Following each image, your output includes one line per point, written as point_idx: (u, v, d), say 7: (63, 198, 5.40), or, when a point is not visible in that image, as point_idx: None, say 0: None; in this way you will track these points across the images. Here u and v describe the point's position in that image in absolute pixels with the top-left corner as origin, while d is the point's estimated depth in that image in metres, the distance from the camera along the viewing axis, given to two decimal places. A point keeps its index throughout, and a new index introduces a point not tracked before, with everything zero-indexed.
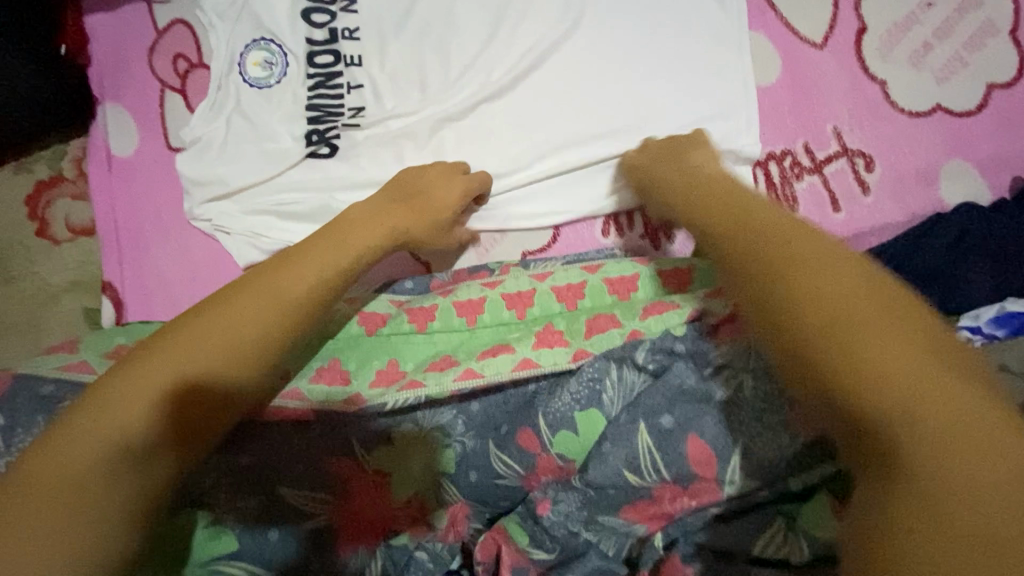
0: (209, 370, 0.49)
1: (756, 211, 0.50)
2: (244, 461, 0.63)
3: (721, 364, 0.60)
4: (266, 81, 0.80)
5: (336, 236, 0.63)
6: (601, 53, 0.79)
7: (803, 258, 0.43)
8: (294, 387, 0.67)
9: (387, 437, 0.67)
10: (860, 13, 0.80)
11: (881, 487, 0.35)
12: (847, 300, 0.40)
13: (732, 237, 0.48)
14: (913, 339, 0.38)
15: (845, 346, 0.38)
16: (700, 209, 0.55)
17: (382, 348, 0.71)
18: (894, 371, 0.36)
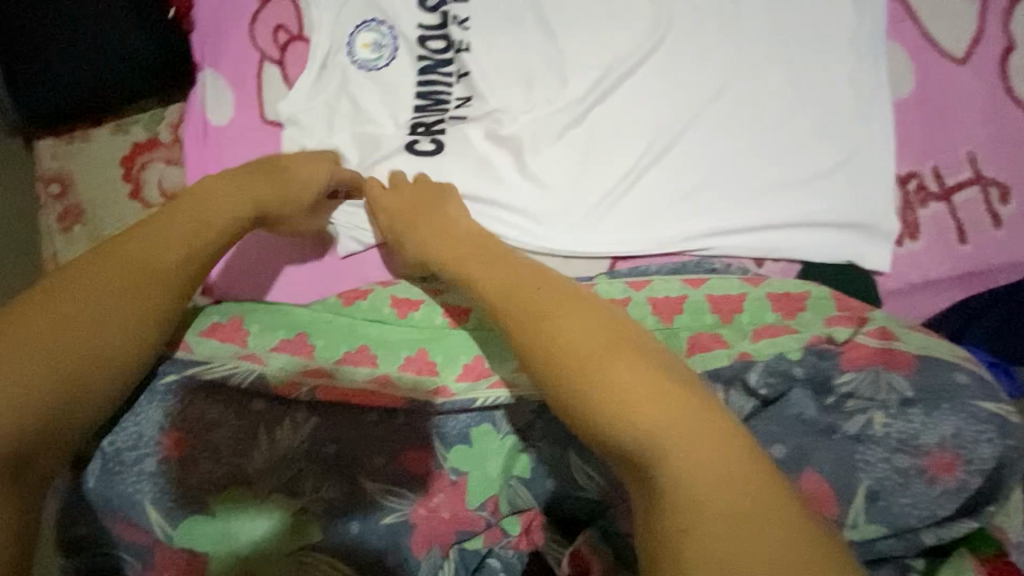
0: (72, 360, 0.49)
1: (540, 290, 0.51)
2: (326, 449, 0.61)
3: (847, 393, 0.53)
4: (375, 63, 0.79)
5: (191, 214, 0.60)
6: (717, 54, 0.75)
7: (583, 351, 0.45)
8: (383, 374, 0.65)
9: (466, 436, 0.65)
10: (1009, 29, 0.73)
11: (646, 511, 0.39)
12: (610, 380, 0.43)
13: (574, 361, 0.45)
14: (712, 440, 0.39)
15: (652, 446, 0.40)
16: (498, 294, 0.53)
17: (469, 343, 0.68)
18: (710, 486, 0.37)
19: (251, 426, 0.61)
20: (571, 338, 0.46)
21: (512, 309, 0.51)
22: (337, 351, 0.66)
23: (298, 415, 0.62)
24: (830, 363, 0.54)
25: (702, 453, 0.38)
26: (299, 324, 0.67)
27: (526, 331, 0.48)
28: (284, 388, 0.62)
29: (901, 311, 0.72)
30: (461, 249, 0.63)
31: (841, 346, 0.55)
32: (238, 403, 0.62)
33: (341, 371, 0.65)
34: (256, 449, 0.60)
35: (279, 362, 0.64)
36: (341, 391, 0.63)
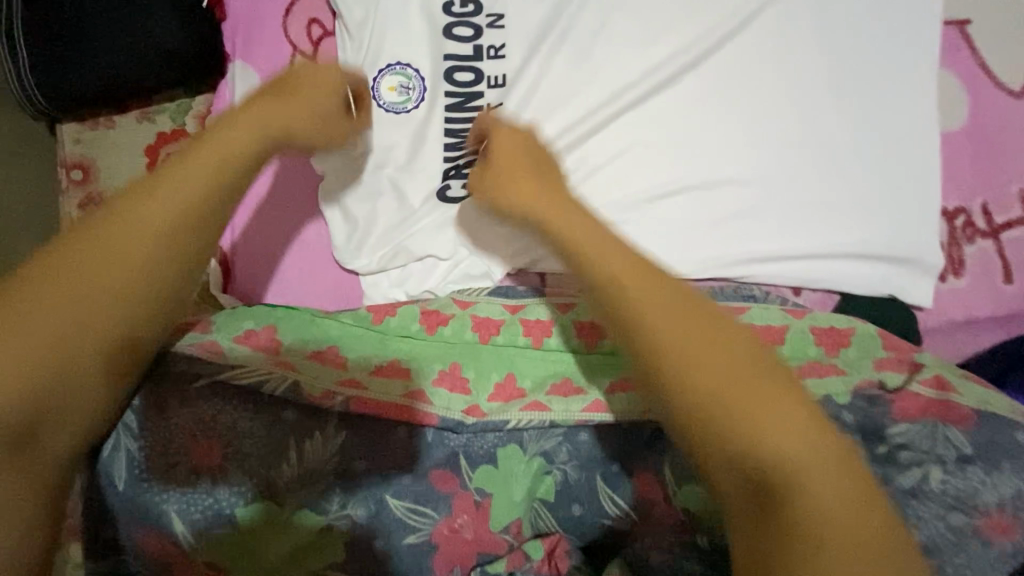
0: (94, 309, 0.46)
1: (673, 317, 0.51)
2: (356, 465, 0.60)
3: (900, 444, 0.53)
4: (404, 106, 0.75)
5: (206, 151, 0.52)
6: (769, 70, 0.73)
7: (721, 392, 0.48)
8: (418, 388, 0.63)
9: (492, 456, 0.63)
10: None
11: (754, 519, 0.46)
12: (751, 421, 0.47)
13: (715, 383, 0.48)
14: (826, 463, 0.46)
15: (777, 461, 0.45)
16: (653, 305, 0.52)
17: (501, 360, 0.68)
18: (827, 506, 0.44)
19: (281, 439, 0.59)
20: (703, 381, 0.49)
21: (670, 353, 0.50)
22: (369, 363, 0.64)
23: (327, 428, 0.60)
24: (881, 410, 0.55)
25: (826, 475, 0.45)
26: (328, 338, 0.65)
27: (700, 406, 0.48)
28: (319, 396, 0.60)
29: (941, 348, 0.70)
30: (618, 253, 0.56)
31: (892, 394, 0.57)
32: (269, 414, 0.60)
33: (375, 382, 0.63)
34: (285, 461, 0.59)
35: (312, 372, 0.62)
36: (374, 403, 0.61)
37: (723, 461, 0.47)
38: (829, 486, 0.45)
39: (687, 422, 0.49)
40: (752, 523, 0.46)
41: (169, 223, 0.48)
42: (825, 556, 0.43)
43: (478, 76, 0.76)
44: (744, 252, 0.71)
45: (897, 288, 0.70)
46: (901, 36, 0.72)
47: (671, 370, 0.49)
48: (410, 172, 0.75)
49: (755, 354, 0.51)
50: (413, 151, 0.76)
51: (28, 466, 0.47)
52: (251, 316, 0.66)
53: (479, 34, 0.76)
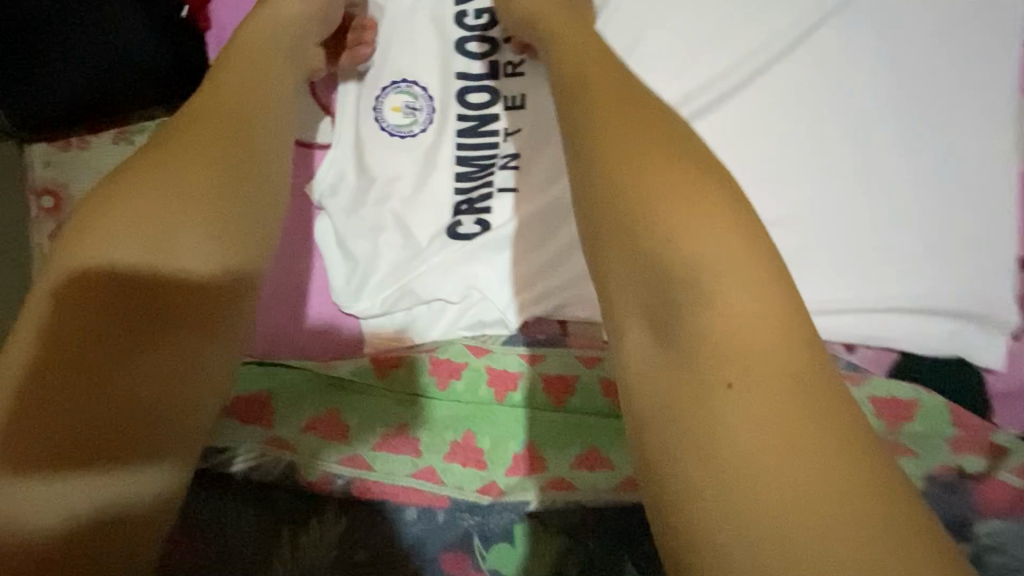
0: (157, 210, 0.41)
1: (654, 168, 0.40)
2: (361, 553, 0.53)
3: (991, 545, 0.50)
4: (408, 129, 0.67)
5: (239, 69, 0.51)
6: (830, 93, 0.63)
7: (697, 237, 0.37)
8: (428, 466, 0.57)
9: (509, 533, 0.56)
10: None
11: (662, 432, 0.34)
12: (710, 271, 0.36)
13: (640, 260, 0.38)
14: (793, 394, 0.33)
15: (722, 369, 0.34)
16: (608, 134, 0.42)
17: (520, 426, 0.59)
18: (764, 412, 0.32)
19: (275, 531, 0.53)
20: (684, 216, 0.38)
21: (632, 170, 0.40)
22: (373, 434, 0.58)
23: (326, 515, 0.54)
24: (971, 505, 0.52)
25: (778, 392, 0.33)
26: (330, 400, 0.58)
27: (643, 225, 0.38)
28: (317, 481, 0.54)
29: (1011, 418, 0.63)
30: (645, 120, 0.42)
31: (979, 480, 0.53)
32: (263, 502, 0.54)
33: (379, 460, 0.56)
34: (278, 559, 0.52)
35: (310, 450, 0.55)
36: (381, 489, 0.55)
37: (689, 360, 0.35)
38: (804, 433, 0.31)
39: (632, 234, 0.38)
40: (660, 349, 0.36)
41: (207, 131, 0.45)
42: (737, 402, 0.33)
43: (494, 96, 0.67)
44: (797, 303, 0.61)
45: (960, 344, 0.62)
46: (982, 56, 0.63)
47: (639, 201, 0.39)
48: (418, 204, 0.67)
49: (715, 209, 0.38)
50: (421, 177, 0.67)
51: (122, 423, 0.38)
52: (240, 381, 0.59)
53: (493, 52, 0.68)
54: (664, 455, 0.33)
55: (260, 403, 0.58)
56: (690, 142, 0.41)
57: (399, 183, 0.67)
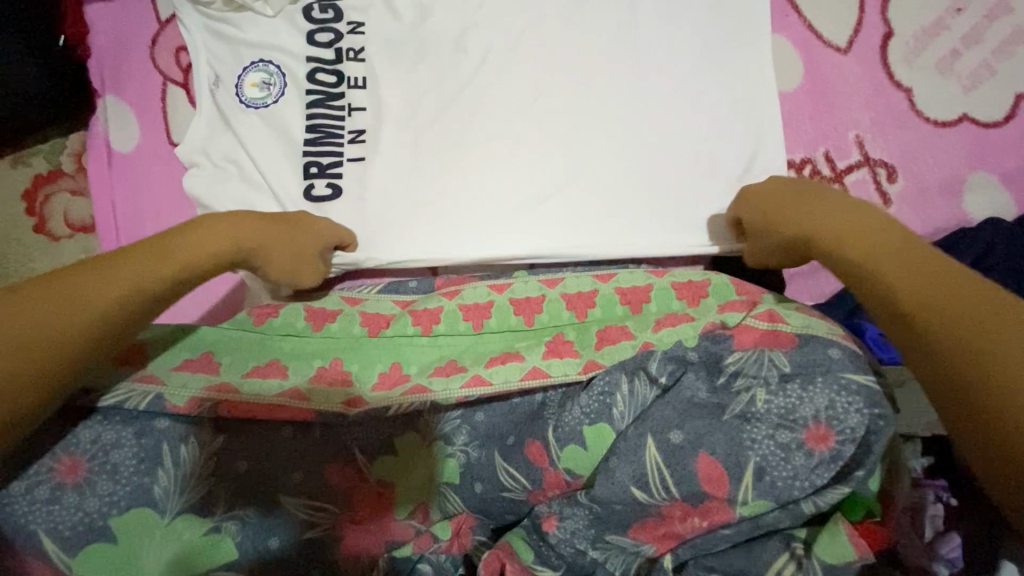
0: None
1: (878, 255, 0.52)
2: (240, 467, 0.61)
3: (734, 371, 0.58)
4: (263, 101, 0.79)
5: (195, 239, 0.61)
6: (614, 54, 0.79)
7: (930, 294, 0.46)
8: (293, 386, 0.64)
9: (388, 445, 0.64)
10: (887, 18, 0.77)
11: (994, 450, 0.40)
12: (917, 293, 0.47)
13: (891, 295, 0.49)
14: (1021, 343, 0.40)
15: (969, 356, 0.42)
16: (819, 232, 0.58)
17: (385, 352, 0.69)
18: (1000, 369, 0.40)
19: (154, 446, 0.60)
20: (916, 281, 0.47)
21: (871, 249, 0.53)
22: (245, 365, 0.66)
23: (199, 438, 0.61)
24: (721, 346, 0.60)
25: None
26: (205, 343, 0.67)
27: (935, 304, 0.45)
28: (185, 406, 0.61)
29: (801, 292, 0.76)
30: (859, 213, 0.58)
31: (732, 330, 0.61)
32: (139, 424, 0.60)
33: (247, 385, 0.64)
34: (160, 469, 0.59)
35: (180, 382, 0.62)
36: (245, 408, 0.62)
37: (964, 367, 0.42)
38: None
39: (866, 286, 0.51)
40: (934, 372, 0.44)
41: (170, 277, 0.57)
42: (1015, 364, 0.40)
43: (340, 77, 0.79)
44: (621, 228, 0.75)
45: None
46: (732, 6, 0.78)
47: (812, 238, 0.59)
48: (284, 175, 0.77)
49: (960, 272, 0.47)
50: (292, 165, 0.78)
51: None
52: None
53: (340, 66, 0.79)
54: None
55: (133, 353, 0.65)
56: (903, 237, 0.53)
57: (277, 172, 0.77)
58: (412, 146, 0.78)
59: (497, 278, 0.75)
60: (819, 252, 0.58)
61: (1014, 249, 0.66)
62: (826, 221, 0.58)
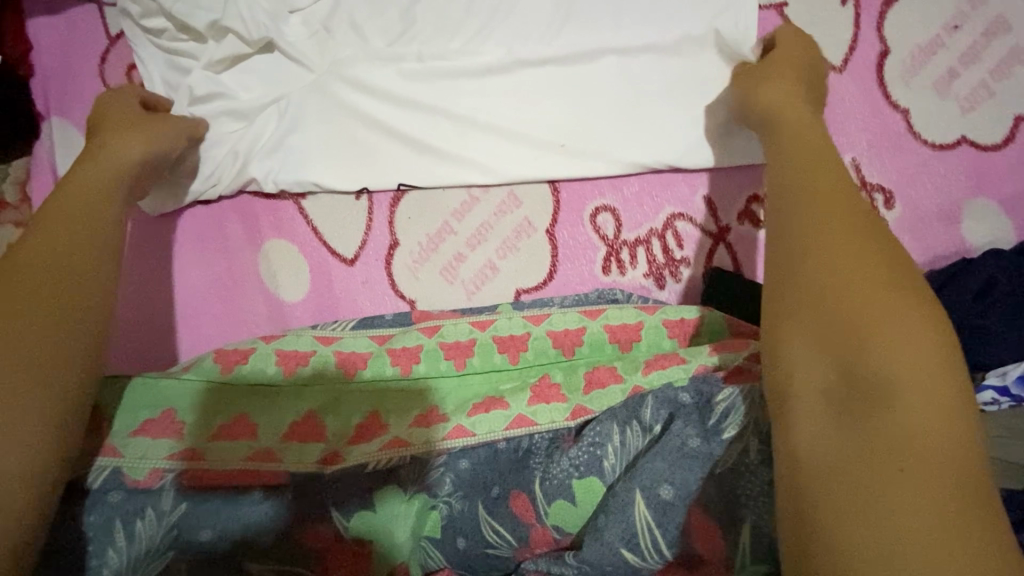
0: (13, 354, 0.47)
1: (810, 193, 0.48)
2: (205, 536, 0.56)
3: (725, 410, 0.55)
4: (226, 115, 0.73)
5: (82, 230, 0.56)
6: (595, 70, 0.72)
7: (842, 279, 0.42)
8: (265, 450, 0.61)
9: (368, 501, 0.60)
10: (882, 35, 0.74)
11: (803, 424, 0.39)
12: (825, 255, 0.44)
13: (799, 245, 0.46)
14: (922, 346, 0.39)
15: (864, 323, 0.40)
16: (789, 164, 0.52)
17: (362, 399, 0.65)
18: (913, 371, 0.38)
19: (106, 523, 0.56)
20: (817, 239, 0.45)
21: (817, 197, 0.48)
22: (211, 425, 0.62)
23: (160, 506, 0.57)
24: (710, 385, 0.58)
25: (911, 352, 0.38)
26: (163, 398, 0.63)
27: (838, 292, 0.42)
28: (145, 478, 0.59)
29: None
30: (819, 148, 0.53)
31: (725, 371, 0.60)
32: (92, 500, 0.57)
33: (214, 449, 0.61)
34: (113, 546, 0.55)
35: (138, 452, 0.60)
36: (211, 475, 0.59)
37: (867, 358, 0.39)
38: (917, 373, 0.38)
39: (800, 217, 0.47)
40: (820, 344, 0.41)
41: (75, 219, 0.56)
42: (888, 357, 0.38)
43: None
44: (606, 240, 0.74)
45: (737, 264, 0.74)
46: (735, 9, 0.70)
47: (766, 98, 0.61)
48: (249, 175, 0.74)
49: (866, 232, 0.45)
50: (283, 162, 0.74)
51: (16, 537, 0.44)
52: None
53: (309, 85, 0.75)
54: (906, 474, 0.34)
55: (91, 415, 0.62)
56: (843, 174, 0.50)
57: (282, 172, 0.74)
58: (388, 172, 0.74)
59: (480, 312, 0.72)
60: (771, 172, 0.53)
61: (1018, 281, 0.64)
62: (805, 165, 0.51)
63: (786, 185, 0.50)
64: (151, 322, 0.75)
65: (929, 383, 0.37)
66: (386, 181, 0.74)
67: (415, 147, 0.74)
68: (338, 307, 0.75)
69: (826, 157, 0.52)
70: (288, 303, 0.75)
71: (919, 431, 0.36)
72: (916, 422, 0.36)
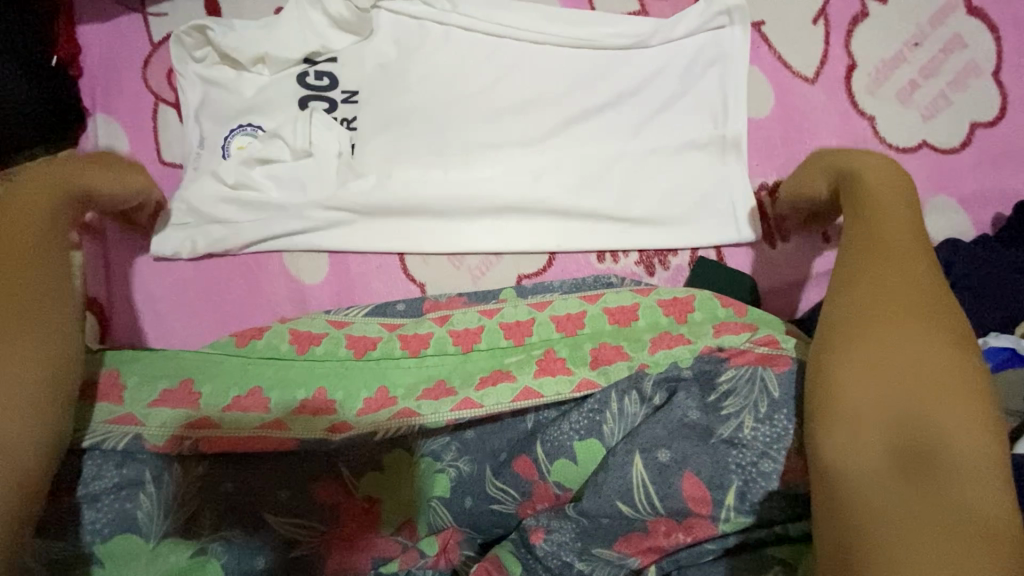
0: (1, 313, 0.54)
1: (894, 271, 0.54)
2: (229, 487, 0.62)
3: (725, 389, 0.62)
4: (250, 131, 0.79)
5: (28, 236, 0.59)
6: (586, 78, 0.82)
7: (916, 360, 0.48)
8: (276, 418, 0.65)
9: (378, 461, 0.66)
10: (850, 51, 0.82)
11: (867, 479, 0.45)
12: (904, 336, 0.50)
13: (880, 318, 0.51)
14: (982, 432, 0.45)
15: (934, 403, 0.46)
16: (876, 233, 0.58)
17: (371, 373, 0.70)
18: (974, 453, 0.44)
19: (138, 475, 0.62)
20: (886, 318, 0.51)
21: (902, 274, 0.54)
22: (225, 398, 0.67)
23: (189, 463, 0.63)
24: (713, 364, 0.64)
25: (973, 436, 0.45)
26: (192, 369, 0.68)
27: (913, 369, 0.48)
28: (164, 445, 0.63)
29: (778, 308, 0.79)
30: (904, 222, 0.58)
31: (728, 352, 0.65)
32: (122, 457, 0.63)
33: (227, 418, 0.65)
34: (142, 495, 0.61)
35: (160, 421, 0.63)
36: (226, 441, 0.63)
37: (936, 437, 0.45)
38: (978, 457, 0.44)
39: (882, 290, 0.53)
40: (892, 411, 0.47)
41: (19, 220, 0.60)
42: (953, 437, 0.45)
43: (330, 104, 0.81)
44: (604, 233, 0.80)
45: (721, 254, 0.80)
46: (704, 41, 0.82)
47: (848, 167, 0.67)
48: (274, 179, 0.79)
49: (943, 318, 0.51)
50: (299, 188, 0.79)
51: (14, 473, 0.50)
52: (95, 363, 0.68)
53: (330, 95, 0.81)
54: (959, 541, 0.40)
55: (113, 381, 0.66)
56: (929, 257, 0.56)
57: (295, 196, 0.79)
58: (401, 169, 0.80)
59: (487, 299, 0.78)
60: (860, 236, 0.58)
61: (971, 269, 0.70)
62: (894, 239, 0.56)
63: (853, 263, 0.56)
64: (177, 302, 0.81)
65: (985, 467, 0.44)
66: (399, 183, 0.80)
67: (427, 144, 0.81)
68: (353, 290, 0.81)
69: (915, 235, 0.57)
70: (307, 285, 0.81)
71: (973, 504, 0.42)
72: (970, 497, 0.43)
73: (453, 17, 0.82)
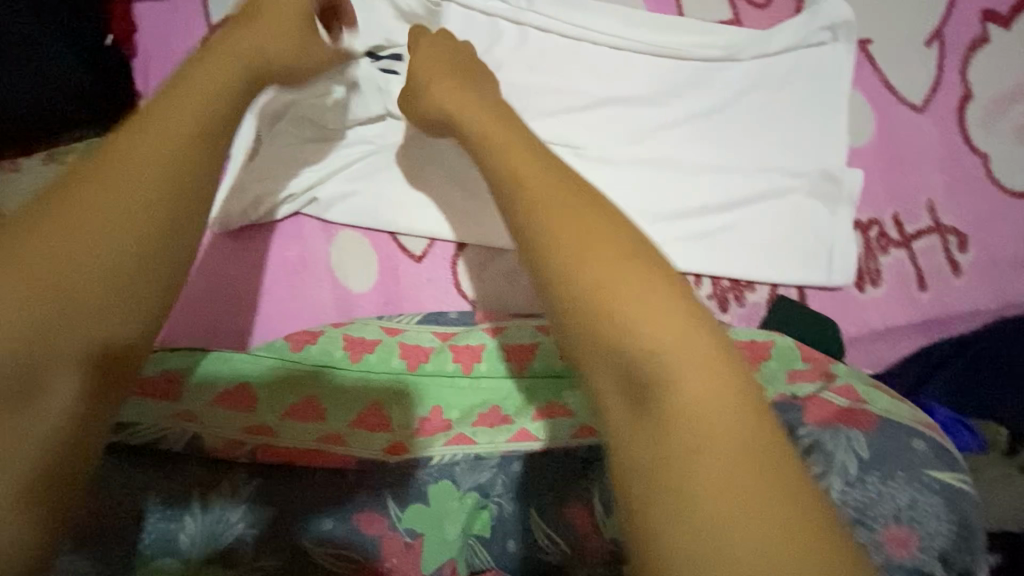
0: (105, 232, 0.40)
1: (580, 275, 0.38)
2: (271, 512, 0.57)
3: (810, 445, 0.51)
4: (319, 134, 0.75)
5: (165, 111, 0.46)
6: (669, 92, 0.75)
7: (697, 406, 0.34)
8: (333, 431, 0.62)
9: (422, 493, 0.61)
10: (966, 79, 0.74)
11: None
12: (636, 368, 0.36)
13: (595, 353, 0.37)
14: (780, 483, 0.32)
15: (717, 467, 0.32)
16: (565, 233, 0.40)
17: (426, 391, 0.66)
18: (791, 514, 0.32)
19: (185, 488, 0.57)
20: (597, 253, 0.39)
21: (597, 281, 0.38)
22: (282, 405, 0.62)
23: (236, 479, 0.58)
24: (792, 414, 0.54)
25: (752, 496, 0.32)
26: (239, 374, 0.63)
27: (684, 419, 0.34)
28: (224, 447, 0.59)
29: (863, 359, 0.71)
30: (577, 201, 0.42)
31: (803, 400, 0.56)
32: (173, 466, 0.58)
33: (287, 427, 0.61)
34: (187, 512, 0.56)
35: (218, 421, 0.60)
36: (284, 452, 0.60)
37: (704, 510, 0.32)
38: (792, 521, 0.31)
39: (601, 315, 0.37)
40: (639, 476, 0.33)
41: (199, 124, 0.47)
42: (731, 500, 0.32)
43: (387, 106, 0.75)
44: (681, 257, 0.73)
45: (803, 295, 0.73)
46: (802, 56, 0.75)
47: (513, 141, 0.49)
48: (336, 179, 0.76)
49: (664, 334, 0.36)
50: (360, 191, 0.76)
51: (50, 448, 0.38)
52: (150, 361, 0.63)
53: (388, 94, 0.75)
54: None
55: (169, 381, 0.61)
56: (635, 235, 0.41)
57: (353, 198, 0.76)
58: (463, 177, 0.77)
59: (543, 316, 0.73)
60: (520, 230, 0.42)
61: None
62: (579, 240, 0.40)
63: (545, 206, 0.42)
64: (215, 302, 0.75)
65: (787, 526, 0.31)
66: (461, 193, 0.77)
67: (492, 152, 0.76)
68: (401, 301, 0.77)
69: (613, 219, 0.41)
70: (355, 292, 0.76)
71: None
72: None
73: (529, 16, 0.76)
